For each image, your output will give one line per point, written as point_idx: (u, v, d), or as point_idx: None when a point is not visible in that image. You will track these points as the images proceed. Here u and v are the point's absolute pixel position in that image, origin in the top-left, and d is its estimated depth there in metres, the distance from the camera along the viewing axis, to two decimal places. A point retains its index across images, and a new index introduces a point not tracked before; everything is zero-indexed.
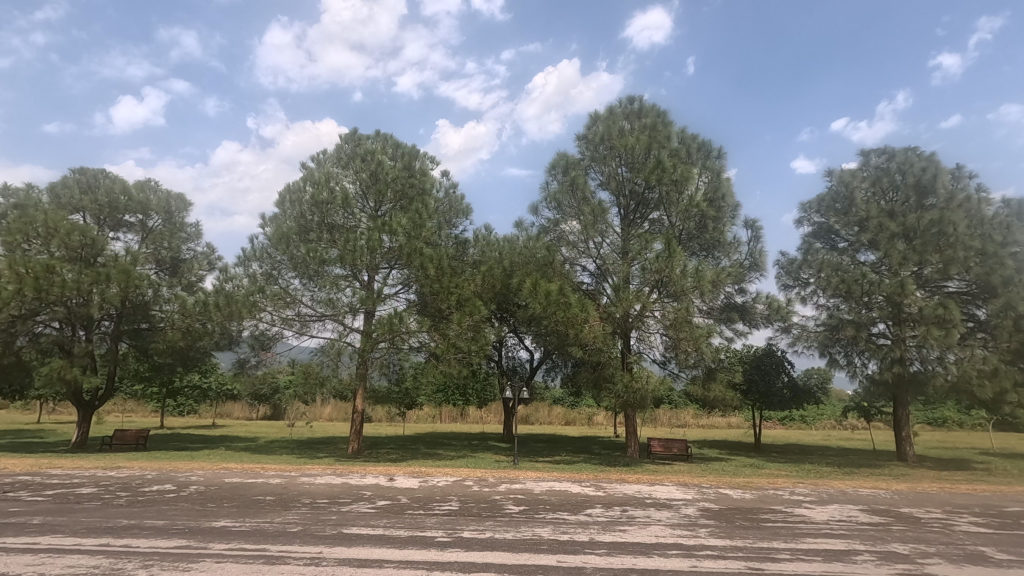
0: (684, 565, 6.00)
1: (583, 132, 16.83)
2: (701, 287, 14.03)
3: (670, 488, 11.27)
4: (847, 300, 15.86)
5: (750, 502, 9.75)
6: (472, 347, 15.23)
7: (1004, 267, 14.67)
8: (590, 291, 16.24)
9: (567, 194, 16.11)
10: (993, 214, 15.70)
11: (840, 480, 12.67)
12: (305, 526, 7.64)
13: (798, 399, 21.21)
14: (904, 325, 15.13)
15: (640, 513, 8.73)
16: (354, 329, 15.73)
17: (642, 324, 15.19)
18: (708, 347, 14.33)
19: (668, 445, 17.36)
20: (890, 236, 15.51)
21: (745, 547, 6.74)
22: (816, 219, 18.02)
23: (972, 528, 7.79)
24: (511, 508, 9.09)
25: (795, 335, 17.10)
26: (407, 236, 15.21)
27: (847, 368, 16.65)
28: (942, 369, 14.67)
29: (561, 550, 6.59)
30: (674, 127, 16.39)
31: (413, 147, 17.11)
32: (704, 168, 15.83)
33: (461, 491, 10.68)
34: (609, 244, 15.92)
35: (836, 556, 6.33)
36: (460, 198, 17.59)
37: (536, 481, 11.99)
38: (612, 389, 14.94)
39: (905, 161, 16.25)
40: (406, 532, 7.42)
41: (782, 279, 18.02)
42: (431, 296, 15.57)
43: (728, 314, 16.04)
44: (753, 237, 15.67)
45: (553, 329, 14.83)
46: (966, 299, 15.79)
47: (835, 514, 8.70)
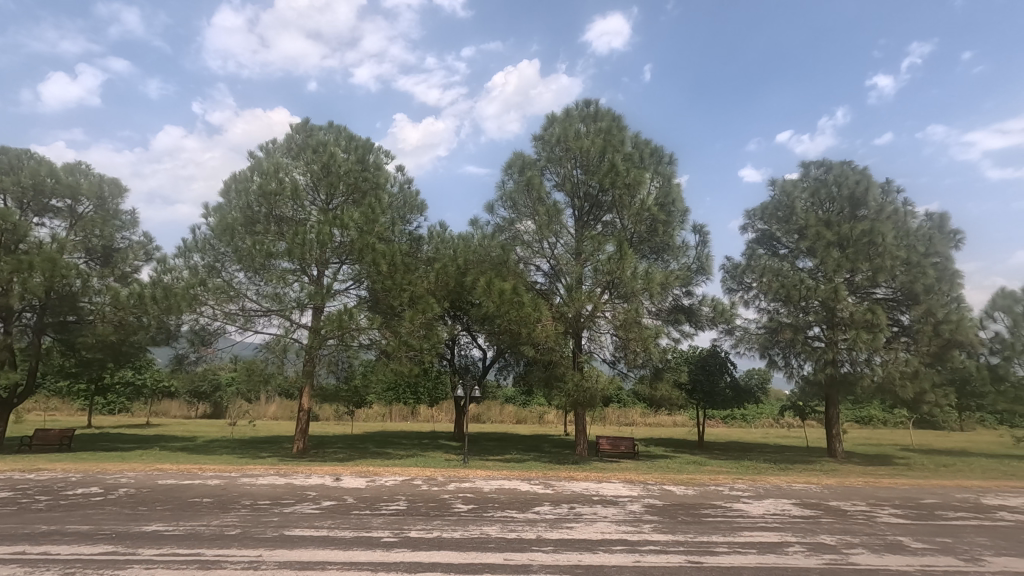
0: (628, 560, 6.14)
1: (539, 133, 16.99)
2: (651, 289, 14.40)
3: (617, 486, 11.50)
4: (786, 305, 16.62)
5: (692, 498, 10.09)
6: (424, 344, 15.10)
7: (926, 276, 15.82)
8: (543, 290, 16.37)
9: (522, 194, 16.17)
10: (917, 226, 16.85)
11: (776, 476, 13.29)
12: (244, 529, 7.35)
13: (739, 399, 22.08)
14: (837, 329, 16.05)
15: (587, 510, 8.87)
16: (302, 325, 15.32)
17: (593, 324, 15.49)
18: (655, 348, 14.69)
19: (616, 443, 17.68)
20: (826, 244, 16.37)
21: (686, 542, 6.97)
22: (760, 226, 18.78)
23: (892, 520, 8.34)
24: (459, 507, 9.03)
25: (737, 337, 17.76)
26: (360, 231, 14.91)
27: (784, 369, 17.41)
28: (870, 370, 15.62)
29: (509, 549, 6.60)
30: (628, 133, 16.74)
31: (367, 140, 16.72)
32: (656, 173, 16.22)
33: (410, 490, 10.55)
34: (563, 245, 16.09)
35: (770, 549, 6.62)
36: (415, 193, 17.41)
37: (486, 480, 11.99)
38: (562, 388, 15.10)
39: (841, 174, 17.21)
40: (351, 533, 7.26)
41: (727, 283, 18.70)
42: (383, 293, 15.33)
43: (675, 315, 16.52)
44: (701, 242, 16.21)
45: (506, 328, 14.86)
46: (892, 305, 16.83)
47: (770, 509, 9.11)
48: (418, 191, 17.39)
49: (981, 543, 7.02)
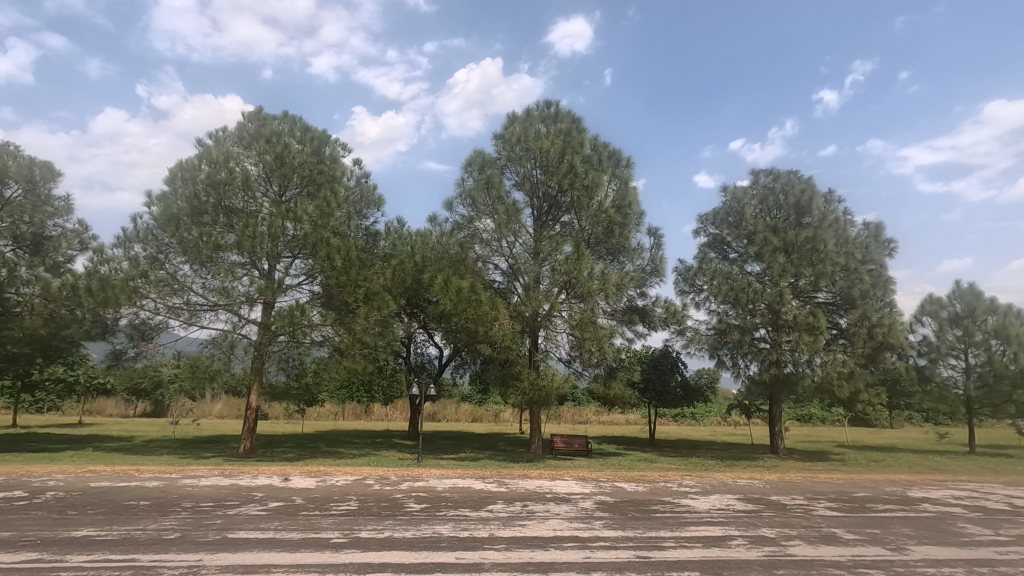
0: (579, 556, 6.23)
1: (499, 132, 17.02)
2: (606, 289, 14.65)
3: (569, 483, 11.64)
4: (735, 307, 17.22)
5: (642, 494, 10.33)
6: (379, 342, 14.90)
7: (862, 282, 16.72)
8: (501, 289, 16.39)
9: (482, 192, 16.11)
10: (855, 235, 17.81)
11: (722, 472, 13.77)
12: (184, 532, 7.04)
13: (689, 398, 22.76)
14: (781, 331, 16.67)
15: (539, 508, 8.94)
16: (251, 320, 14.80)
17: (550, 324, 15.64)
18: (610, 347, 14.97)
19: (569, 441, 17.92)
20: (772, 250, 17.05)
21: (635, 537, 7.12)
22: (711, 230, 19.38)
23: (826, 512, 8.80)
24: (412, 506, 8.93)
25: (688, 338, 18.27)
26: (313, 225, 14.50)
27: (731, 369, 18.04)
28: (810, 370, 16.36)
29: (461, 547, 6.58)
30: (587, 135, 16.96)
31: (323, 132, 16.30)
32: (614, 176, 16.49)
33: (361, 490, 10.38)
34: (521, 244, 16.14)
35: (714, 542, 6.86)
36: (372, 188, 17.12)
37: (439, 479, 11.92)
38: (518, 386, 15.17)
39: (787, 183, 17.98)
40: (299, 534, 7.06)
41: (679, 285, 19.22)
42: (337, 289, 15.00)
43: (629, 316, 16.86)
44: (655, 245, 16.61)
45: (462, 327, 14.82)
46: (831, 309, 17.66)
47: (715, 504, 9.44)
48: (376, 185, 17.11)
49: (906, 533, 7.48)
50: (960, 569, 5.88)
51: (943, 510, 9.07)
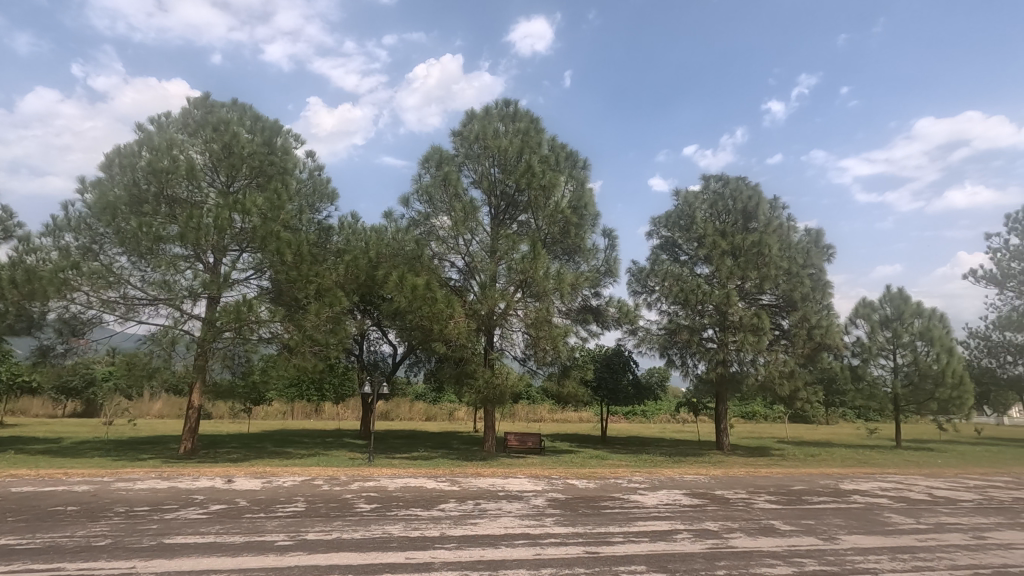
0: (530, 553, 6.27)
1: (457, 129, 16.93)
2: (561, 289, 14.83)
3: (522, 481, 11.72)
4: (684, 308, 17.75)
5: (593, 491, 10.51)
6: (330, 339, 14.54)
7: (803, 285, 17.53)
8: (457, 287, 16.31)
9: (438, 188, 15.97)
10: (798, 240, 18.67)
11: (669, 468, 14.18)
12: (115, 539, 6.67)
13: (640, 396, 23.30)
14: (727, 331, 17.22)
15: (492, 506, 8.95)
16: (194, 316, 14.15)
17: (505, 322, 15.67)
18: (564, 346, 15.16)
19: (523, 439, 18.03)
20: (721, 253, 17.68)
21: (585, 533, 7.23)
22: (664, 233, 19.86)
23: (766, 505, 9.20)
24: (362, 507, 8.78)
25: (640, 337, 18.66)
26: (263, 218, 14.00)
27: (681, 368, 18.57)
28: (754, 369, 17.04)
29: (411, 547, 6.51)
30: (545, 135, 17.10)
31: (275, 122, 15.77)
32: (570, 177, 16.69)
33: (309, 491, 10.12)
34: (478, 242, 16.04)
35: (660, 536, 7.05)
36: (325, 181, 16.70)
37: (391, 478, 11.74)
38: (472, 384, 15.13)
39: (736, 188, 18.69)
40: (241, 538, 6.81)
41: (632, 285, 19.60)
42: (287, 284, 14.57)
43: (583, 315, 17.10)
44: (610, 246, 16.92)
45: (416, 324, 14.68)
46: (775, 310, 18.39)
47: (662, 499, 9.71)
48: (329, 178, 16.69)
49: (837, 523, 7.91)
50: (884, 556, 6.26)
51: (871, 501, 9.64)
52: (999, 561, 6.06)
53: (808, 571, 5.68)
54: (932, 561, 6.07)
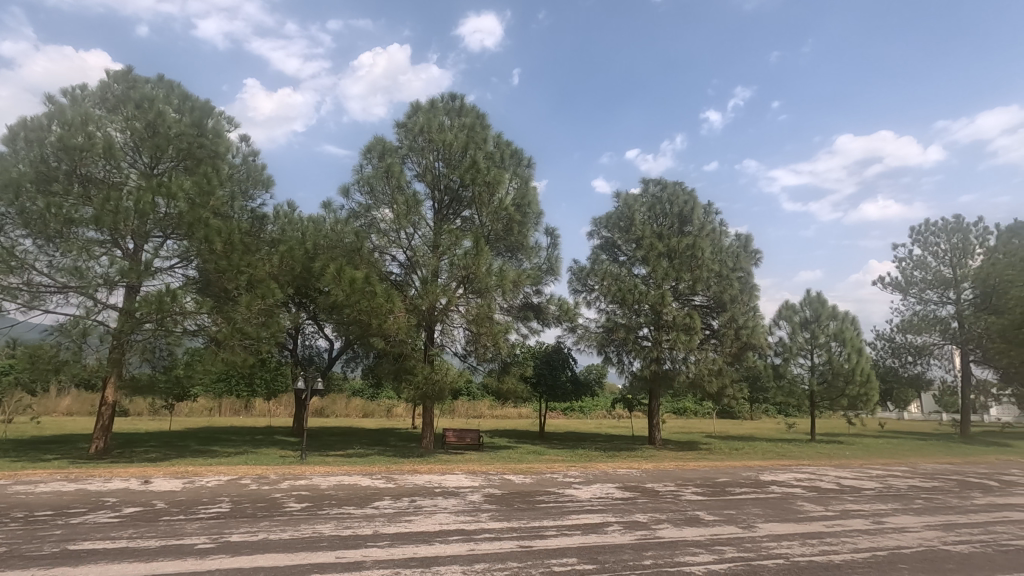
0: (463, 549, 6.27)
1: (401, 121, 16.63)
2: (503, 286, 14.90)
3: (459, 477, 11.70)
4: (622, 307, 18.27)
5: (529, 486, 10.65)
6: (262, 333, 13.97)
7: (732, 288, 18.44)
8: (398, 282, 16.05)
9: (380, 180, 15.63)
10: (728, 245, 19.63)
11: (603, 463, 14.58)
12: (11, 547, 6.12)
13: (578, 392, 23.80)
14: (661, 330, 17.84)
15: (427, 503, 8.88)
16: (109, 306, 13.16)
17: (446, 318, 15.55)
18: (504, 343, 15.25)
19: (461, 435, 17.97)
20: (657, 254, 18.33)
21: (519, 527, 7.31)
22: (604, 234, 20.33)
23: (692, 497, 9.64)
24: (292, 506, 8.49)
25: (579, 335, 19.04)
26: (190, 203, 13.14)
27: (617, 365, 19.09)
28: (685, 367, 17.76)
29: (342, 546, 6.35)
30: (491, 131, 17.08)
31: (205, 102, 14.89)
32: (514, 175, 16.76)
33: (235, 490, 9.67)
34: (421, 236, 15.82)
35: (592, 529, 7.24)
36: (260, 167, 15.98)
37: (324, 477, 11.42)
38: (411, 380, 14.94)
39: (673, 193, 19.43)
40: (157, 542, 6.42)
41: (573, 284, 19.94)
42: (215, 274, 13.81)
43: (524, 312, 17.22)
44: (552, 245, 17.15)
45: (354, 319, 14.32)
46: (706, 311, 19.21)
47: (596, 492, 9.99)
48: (265, 164, 15.98)
49: (756, 512, 8.40)
50: (796, 541, 6.71)
51: (787, 491, 10.30)
52: (893, 543, 6.64)
53: (728, 558, 6.00)
54: (837, 545, 6.56)
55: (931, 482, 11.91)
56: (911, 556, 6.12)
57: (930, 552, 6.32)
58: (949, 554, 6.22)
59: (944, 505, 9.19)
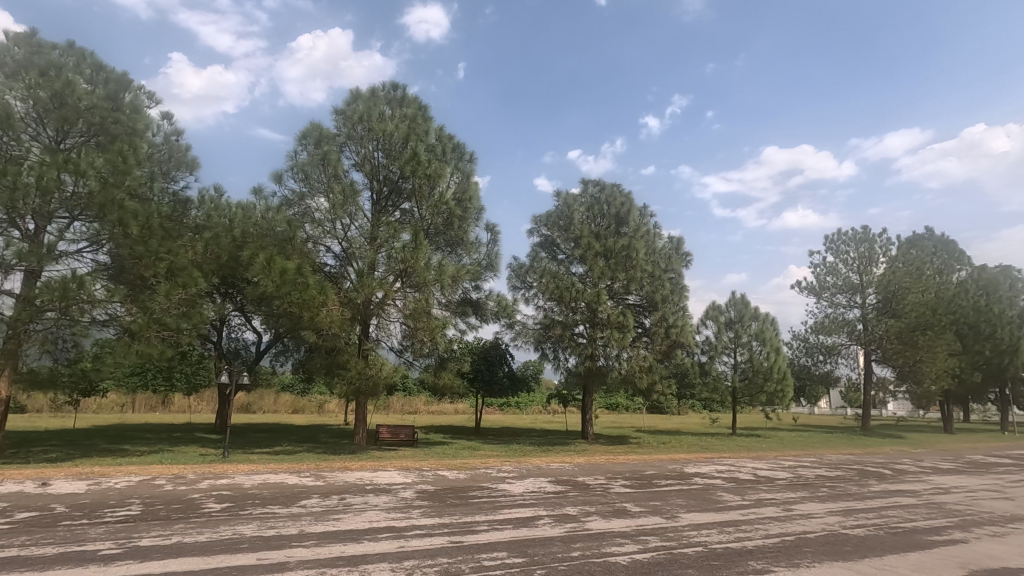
0: (393, 546, 6.19)
1: (340, 108, 16.09)
2: (442, 281, 14.77)
3: (391, 474, 11.52)
4: (559, 305, 18.57)
5: (463, 481, 10.65)
6: (182, 324, 13.15)
7: (664, 288, 19.16)
8: (332, 273, 15.57)
9: (315, 167, 15.07)
10: (661, 246, 20.37)
11: (537, 457, 14.78)
12: None
13: (514, 387, 23.99)
14: (596, 328, 18.28)
15: (357, 500, 8.68)
16: (4, 292, 11.96)
17: (383, 312, 15.25)
18: (442, 338, 15.08)
19: (395, 432, 17.71)
20: (594, 254, 18.78)
21: (450, 523, 7.29)
22: (544, 232, 20.55)
23: (620, 489, 9.98)
24: (211, 507, 8.05)
25: (517, 331, 19.22)
26: (102, 182, 12.12)
27: (553, 362, 19.39)
28: (618, 364, 18.31)
29: (264, 547, 6.09)
30: (433, 124, 16.83)
31: (122, 75, 13.74)
32: (456, 169, 16.63)
33: (148, 492, 9.06)
34: (357, 228, 15.39)
35: (523, 523, 7.33)
36: (184, 148, 14.98)
37: (247, 475, 10.90)
38: (344, 375, 14.53)
39: (611, 195, 19.93)
40: (55, 549, 5.91)
41: (511, 281, 20.05)
42: (130, 260, 12.84)
43: (463, 308, 17.15)
44: (492, 241, 17.17)
45: (284, 311, 13.77)
46: (639, 310, 19.85)
47: (529, 486, 10.13)
48: (189, 145, 14.99)
49: (679, 503, 8.79)
50: (714, 529, 7.10)
51: (708, 482, 10.87)
52: (800, 529, 7.15)
53: (651, 548, 6.24)
54: (750, 532, 6.99)
55: (835, 471, 12.91)
56: (816, 541, 6.61)
57: (831, 536, 6.86)
58: (848, 538, 6.77)
59: (845, 492, 9.99)
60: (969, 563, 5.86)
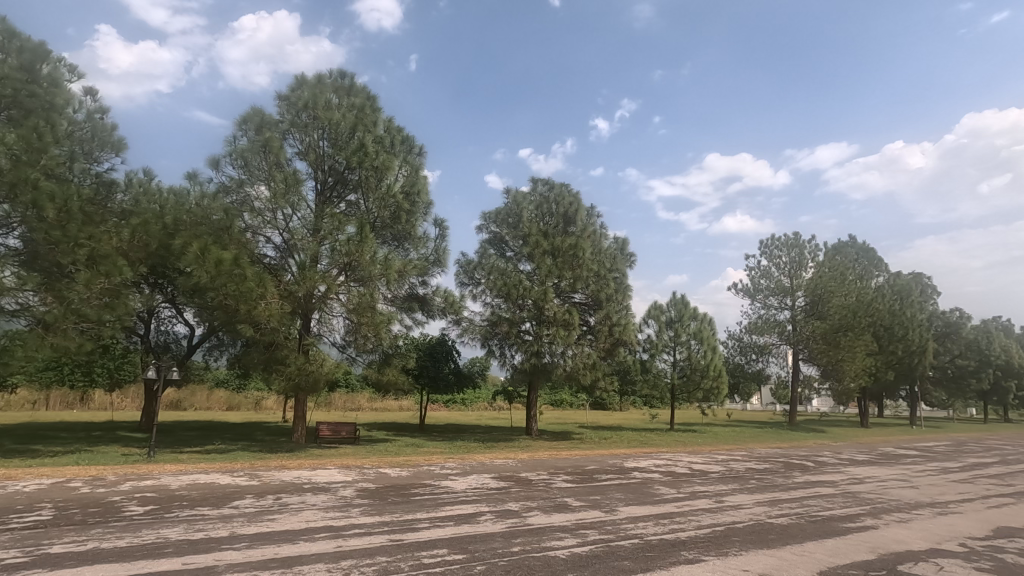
0: (330, 546, 6.03)
1: (284, 93, 15.47)
2: (388, 275, 14.51)
3: (331, 472, 11.23)
4: (506, 302, 18.64)
5: (405, 478, 10.51)
6: (104, 316, 12.29)
7: (609, 287, 19.60)
8: (272, 265, 14.98)
9: (256, 154, 14.43)
10: (607, 247, 20.81)
11: (481, 454, 14.80)
12: None
13: (460, 384, 23.90)
14: (542, 325, 18.47)
15: (293, 500, 8.39)
16: None
17: (325, 306, 14.83)
18: (387, 334, 14.80)
19: (336, 429, 17.28)
20: (542, 252, 18.97)
21: (391, 521, 7.18)
22: (492, 229, 20.54)
23: (562, 484, 10.14)
24: (133, 510, 7.58)
25: (463, 327, 19.16)
26: (14, 160, 11.10)
27: (499, 358, 19.45)
28: (563, 361, 18.57)
29: (192, 551, 5.80)
30: (381, 115, 16.45)
31: (39, 44, 12.62)
32: (404, 162, 16.35)
33: (61, 495, 8.42)
34: (300, 218, 14.85)
35: (465, 519, 7.32)
36: (109, 127, 13.95)
37: (175, 476, 10.33)
38: (282, 371, 14.01)
39: (559, 194, 20.18)
40: None
41: (459, 277, 19.93)
42: (45, 245, 11.85)
43: (409, 303, 16.92)
44: (440, 236, 17.01)
45: (218, 303, 13.14)
46: (584, 308, 20.18)
47: (472, 483, 10.12)
48: (115, 124, 13.97)
49: (617, 497, 9.03)
50: (650, 522, 7.33)
51: (647, 476, 11.22)
52: (730, 519, 7.51)
53: (589, 541, 6.38)
54: (684, 523, 7.27)
55: (763, 464, 13.64)
56: (743, 530, 6.95)
57: (758, 525, 7.24)
58: (773, 527, 7.16)
59: (772, 484, 10.57)
60: (879, 547, 6.33)
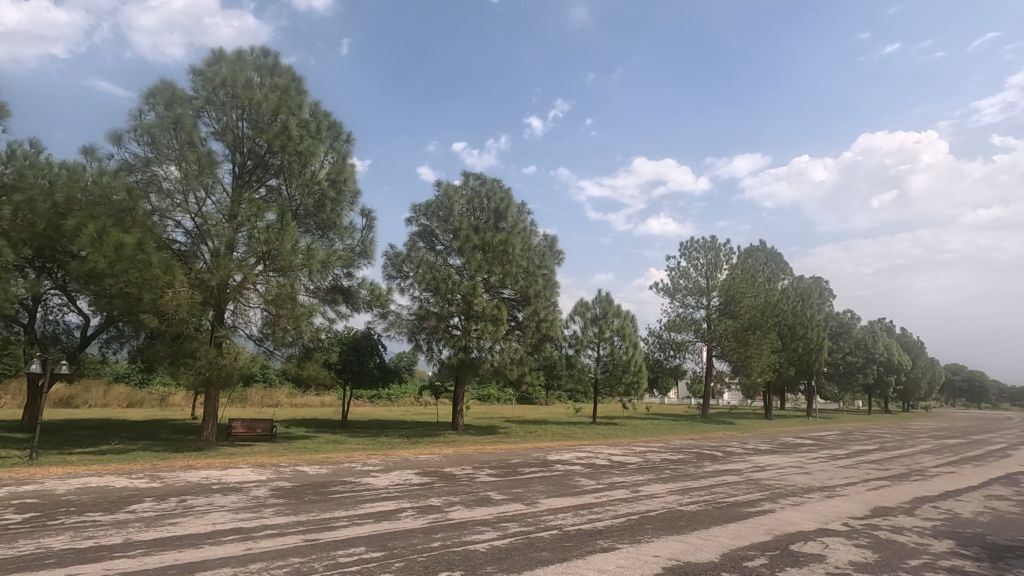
0: (238, 549, 5.72)
1: (199, 68, 14.42)
2: (310, 266, 13.93)
3: (243, 471, 10.65)
4: (434, 296, 18.42)
5: (323, 476, 10.16)
6: None
7: (537, 283, 19.88)
8: (182, 252, 13.96)
9: (165, 131, 13.36)
10: (536, 243, 21.10)
11: (405, 449, 14.58)
12: None
13: (386, 379, 23.41)
14: (471, 320, 18.43)
15: (199, 502, 7.87)
16: None
17: (240, 297, 14.02)
18: (308, 327, 14.20)
19: (251, 426, 16.41)
20: (472, 247, 18.89)
21: (306, 521, 6.91)
22: (422, 222, 20.25)
23: (485, 478, 10.18)
24: (9, 518, 6.82)
25: (390, 321, 18.75)
26: None
27: (426, 353, 19.21)
28: (490, 356, 18.62)
29: (79, 560, 5.31)
30: (307, 98, 15.72)
31: None
32: (330, 149, 15.77)
33: None
34: (215, 202, 13.90)
35: (385, 516, 7.18)
36: None
37: (62, 479, 9.40)
38: (191, 365, 13.10)
39: (491, 190, 20.19)
40: None
41: (386, 269, 19.49)
42: None
43: (332, 295, 16.35)
44: (367, 227, 16.53)
45: (118, 291, 12.05)
46: (513, 304, 20.34)
47: (394, 479, 9.94)
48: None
49: (539, 489, 9.20)
50: (569, 513, 7.53)
51: (568, 469, 11.51)
52: (644, 508, 7.85)
53: (509, 534, 6.45)
54: (601, 513, 7.52)
55: (677, 454, 14.38)
56: (655, 518, 7.29)
57: (669, 513, 7.61)
58: (683, 514, 7.56)
59: (684, 473, 11.16)
60: (774, 529, 6.84)
